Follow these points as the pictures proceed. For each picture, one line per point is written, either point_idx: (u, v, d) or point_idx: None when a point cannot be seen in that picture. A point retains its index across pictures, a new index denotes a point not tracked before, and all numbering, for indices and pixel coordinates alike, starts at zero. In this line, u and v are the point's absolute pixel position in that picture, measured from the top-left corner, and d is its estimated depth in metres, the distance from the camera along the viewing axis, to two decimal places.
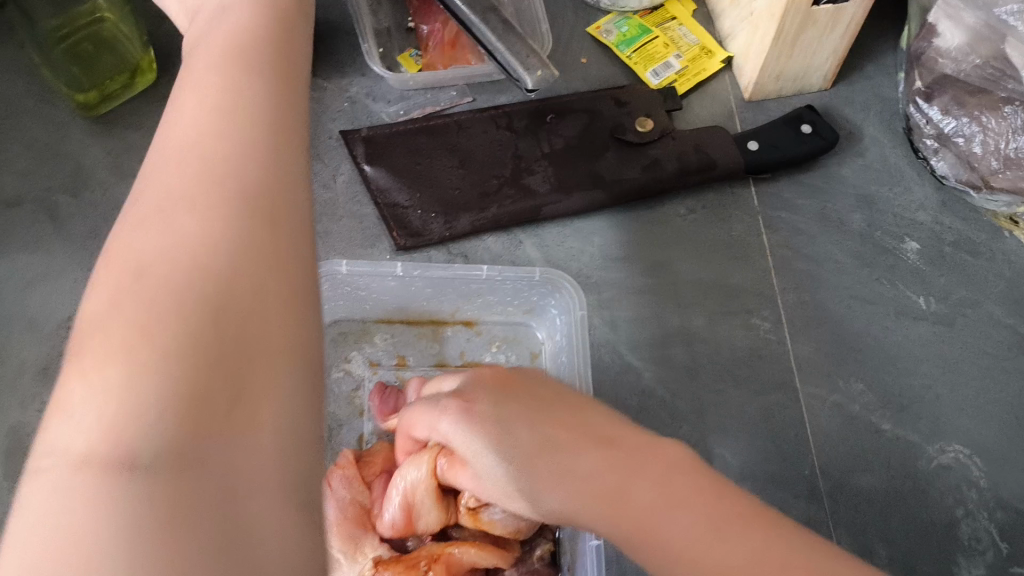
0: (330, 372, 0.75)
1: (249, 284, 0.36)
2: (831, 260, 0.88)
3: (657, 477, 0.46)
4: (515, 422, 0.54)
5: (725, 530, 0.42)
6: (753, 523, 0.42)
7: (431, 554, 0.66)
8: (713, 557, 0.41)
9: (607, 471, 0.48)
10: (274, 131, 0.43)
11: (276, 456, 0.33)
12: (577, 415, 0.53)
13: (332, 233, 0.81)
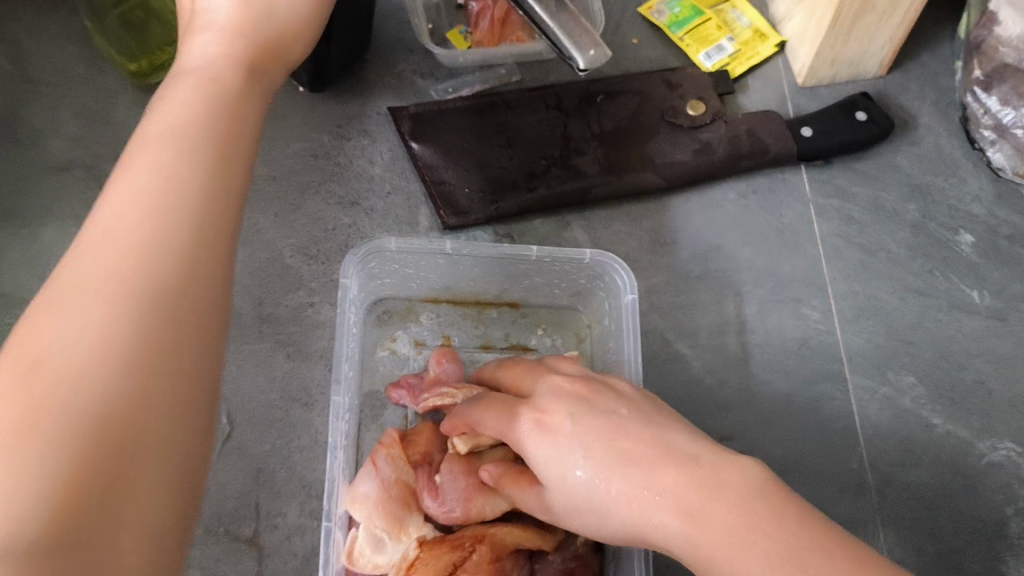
0: (373, 350, 0.75)
1: (142, 378, 0.38)
2: (882, 251, 0.87)
3: (705, 482, 0.49)
4: (597, 434, 0.54)
5: (754, 527, 0.46)
6: (786, 518, 0.46)
7: (475, 534, 0.66)
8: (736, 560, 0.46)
9: (685, 496, 0.49)
10: (202, 212, 0.43)
11: (141, 563, 0.36)
12: (653, 430, 0.54)
13: (378, 210, 0.80)
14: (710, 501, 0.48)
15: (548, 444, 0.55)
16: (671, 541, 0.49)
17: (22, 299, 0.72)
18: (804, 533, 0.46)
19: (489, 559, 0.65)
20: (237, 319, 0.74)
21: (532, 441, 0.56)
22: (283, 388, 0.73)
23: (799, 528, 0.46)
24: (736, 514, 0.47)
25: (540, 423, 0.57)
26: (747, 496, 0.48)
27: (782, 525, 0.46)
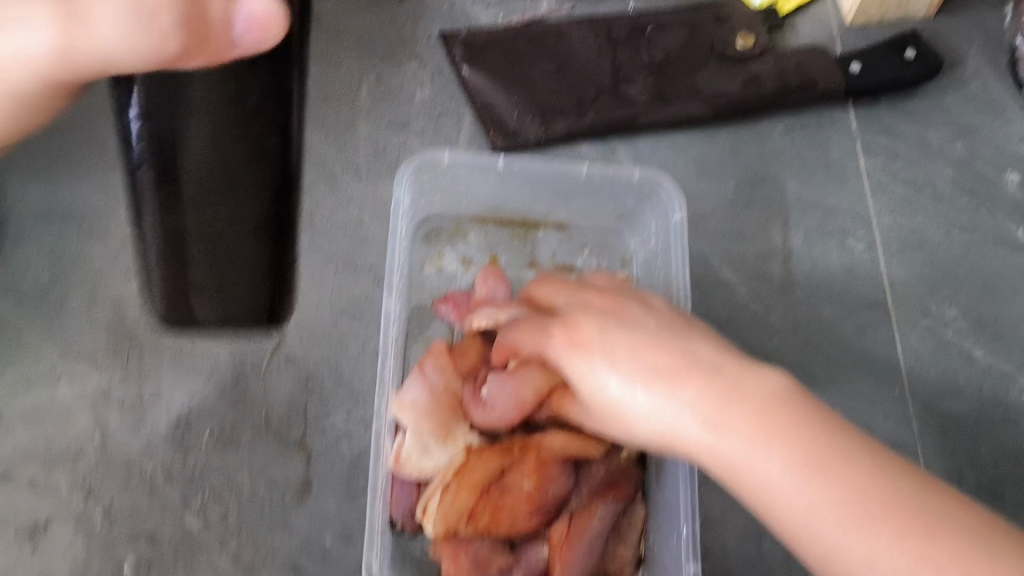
0: (421, 267, 0.76)
1: None
2: (929, 187, 0.87)
3: (729, 394, 0.52)
4: (631, 354, 0.56)
5: (774, 437, 0.49)
6: (809, 427, 0.49)
7: (522, 441, 0.67)
8: (759, 471, 0.49)
9: (709, 407, 0.52)
10: None
11: None
12: (681, 341, 0.57)
13: (428, 131, 0.81)
14: (743, 420, 0.51)
15: (594, 361, 0.57)
16: (702, 453, 0.52)
17: (82, 210, 0.74)
18: (839, 444, 0.48)
19: (535, 465, 0.66)
20: None
21: (572, 358, 0.59)
22: (333, 299, 0.74)
23: (833, 440, 0.48)
24: (776, 430, 0.50)
25: (586, 344, 0.59)
26: (779, 410, 0.51)
27: (820, 440, 0.49)
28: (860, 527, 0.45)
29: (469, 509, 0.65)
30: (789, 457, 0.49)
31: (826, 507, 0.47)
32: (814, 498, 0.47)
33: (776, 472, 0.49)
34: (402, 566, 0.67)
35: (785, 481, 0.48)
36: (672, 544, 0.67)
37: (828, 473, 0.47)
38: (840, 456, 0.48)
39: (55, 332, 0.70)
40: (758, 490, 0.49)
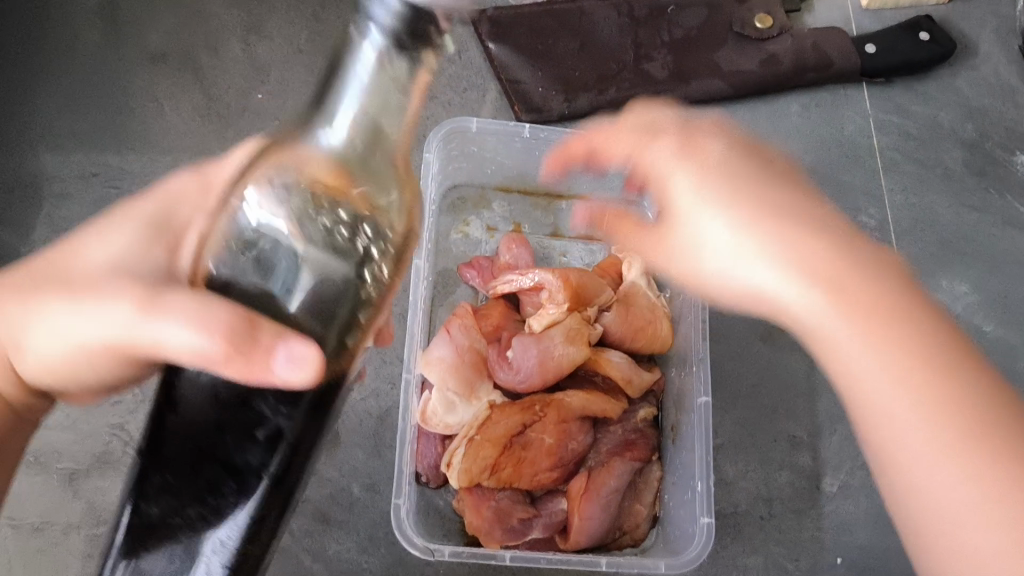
0: (448, 234, 0.79)
1: None
2: (940, 166, 0.89)
3: (847, 267, 0.46)
4: (745, 193, 0.49)
5: (880, 339, 0.45)
6: (923, 358, 0.45)
7: (544, 399, 0.70)
8: (842, 362, 0.46)
9: (816, 263, 0.47)
10: None
11: None
12: (790, 195, 0.50)
13: (456, 104, 0.84)
14: (863, 324, 0.45)
15: (673, 158, 0.51)
16: (783, 311, 0.48)
17: (125, 174, 0.77)
18: (943, 353, 0.45)
19: (556, 420, 0.70)
20: None
21: (663, 176, 0.51)
22: None
23: (932, 341, 0.45)
24: (877, 314, 0.46)
25: (667, 144, 0.51)
26: (909, 327, 0.45)
27: (923, 348, 0.45)
28: (965, 456, 0.43)
29: (492, 462, 0.68)
30: (878, 331, 0.45)
31: (937, 440, 0.44)
32: (934, 441, 0.44)
33: (886, 389, 0.45)
34: (426, 517, 0.70)
35: (895, 392, 0.45)
36: (687, 499, 0.69)
37: (926, 375, 0.44)
38: (960, 376, 0.45)
39: None
40: (840, 366, 0.47)
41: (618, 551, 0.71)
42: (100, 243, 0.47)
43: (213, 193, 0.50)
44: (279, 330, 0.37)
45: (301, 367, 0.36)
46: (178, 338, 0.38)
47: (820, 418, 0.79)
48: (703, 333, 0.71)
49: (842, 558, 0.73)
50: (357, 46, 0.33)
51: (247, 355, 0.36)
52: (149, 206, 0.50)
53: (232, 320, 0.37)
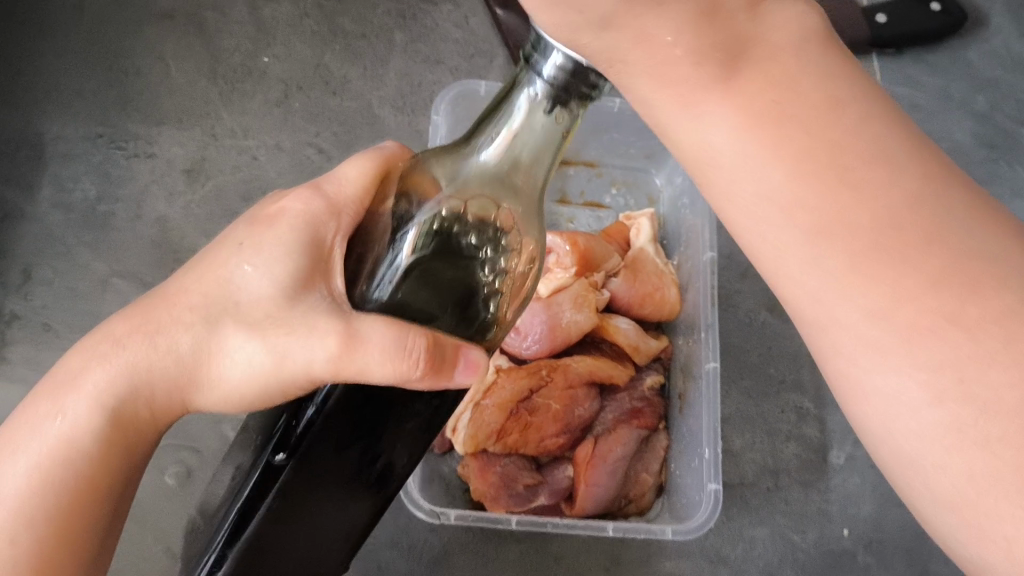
0: None
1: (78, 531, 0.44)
2: (951, 137, 0.88)
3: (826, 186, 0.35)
4: (639, 12, 0.34)
5: (862, 285, 0.35)
6: (938, 297, 0.35)
7: (550, 363, 0.70)
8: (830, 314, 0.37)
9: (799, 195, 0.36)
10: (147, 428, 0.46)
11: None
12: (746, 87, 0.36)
13: (463, 71, 0.82)
14: (793, 167, 0.36)
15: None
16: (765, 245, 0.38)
17: (129, 133, 0.77)
18: (949, 275, 0.35)
19: (563, 385, 0.69)
20: (327, 161, 0.77)
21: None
22: None
23: (927, 280, 0.35)
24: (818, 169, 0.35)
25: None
26: (861, 174, 0.35)
27: (918, 284, 0.35)
28: (912, 353, 0.35)
29: (498, 428, 0.67)
30: (832, 200, 0.35)
31: (892, 333, 0.35)
32: (885, 343, 0.36)
33: (813, 286, 0.37)
34: (430, 483, 0.69)
35: (825, 286, 0.36)
36: (694, 467, 0.69)
37: (877, 243, 0.35)
38: (942, 234, 0.35)
39: (102, 247, 0.72)
40: (762, 251, 0.38)
41: (623, 518, 0.70)
42: (257, 269, 0.44)
43: (353, 212, 0.46)
44: (455, 343, 0.41)
45: (478, 370, 0.41)
46: (371, 371, 0.39)
47: (827, 390, 0.78)
48: (711, 299, 0.71)
49: (848, 531, 0.73)
50: (520, 93, 0.39)
51: (439, 373, 0.40)
52: (287, 220, 0.46)
53: (419, 345, 0.39)
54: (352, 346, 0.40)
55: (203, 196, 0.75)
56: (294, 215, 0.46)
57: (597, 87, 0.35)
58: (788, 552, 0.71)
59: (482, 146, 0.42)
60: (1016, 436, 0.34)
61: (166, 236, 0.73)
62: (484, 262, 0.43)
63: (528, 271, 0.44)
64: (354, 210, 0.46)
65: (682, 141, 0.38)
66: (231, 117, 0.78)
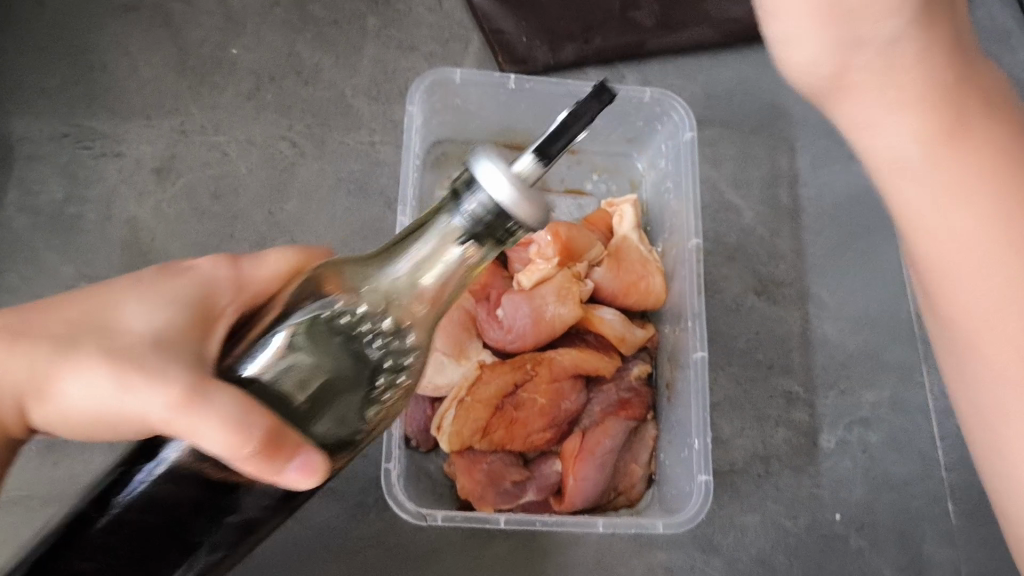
0: (432, 191, 0.76)
1: None
2: None
3: (976, 208, 0.43)
4: (854, 99, 0.43)
5: (994, 263, 0.43)
6: None
7: (535, 356, 0.69)
8: (966, 309, 0.44)
9: (945, 184, 0.44)
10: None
11: None
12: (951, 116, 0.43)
13: (438, 56, 0.81)
14: (942, 165, 0.43)
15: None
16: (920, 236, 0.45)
17: (94, 131, 0.74)
18: None
19: (548, 379, 0.68)
20: (300, 156, 0.76)
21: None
22: (347, 222, 0.74)
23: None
24: (1004, 178, 0.43)
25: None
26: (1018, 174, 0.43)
27: None
28: None
29: (484, 424, 0.66)
30: (971, 204, 0.43)
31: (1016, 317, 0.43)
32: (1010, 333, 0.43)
33: (975, 260, 0.43)
34: (417, 481, 0.67)
35: (993, 268, 0.43)
36: (684, 458, 0.68)
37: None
38: None
39: (72, 250, 0.71)
40: (920, 228, 0.45)
41: (614, 511, 0.69)
42: (141, 308, 0.43)
43: (251, 294, 0.47)
44: (302, 444, 0.39)
45: (315, 473, 0.39)
46: (209, 436, 0.37)
47: (816, 373, 0.77)
48: (697, 286, 0.69)
49: (840, 515, 0.72)
50: (438, 221, 0.37)
51: (271, 460, 0.38)
52: (190, 281, 0.46)
53: (259, 428, 0.38)
54: (201, 400, 0.38)
55: (174, 194, 0.73)
56: (197, 276, 0.46)
57: (522, 228, 0.35)
58: (780, 539, 0.71)
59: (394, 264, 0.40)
60: None
61: (138, 238, 0.72)
62: (367, 375, 0.42)
63: (395, 399, 0.44)
64: (255, 293, 0.47)
65: (878, 156, 0.45)
66: (202, 112, 0.76)
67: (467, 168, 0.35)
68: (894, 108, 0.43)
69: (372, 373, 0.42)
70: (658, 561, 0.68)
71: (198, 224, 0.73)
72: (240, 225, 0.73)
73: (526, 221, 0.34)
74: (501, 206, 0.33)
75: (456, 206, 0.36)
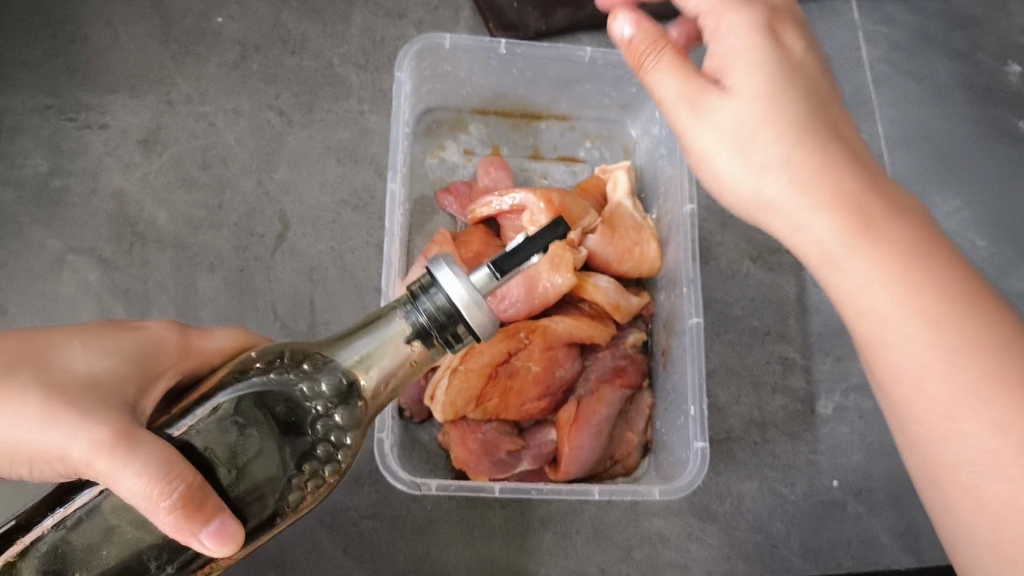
0: (424, 159, 0.76)
1: None
2: (932, 77, 0.87)
3: (900, 286, 0.47)
4: (746, 202, 0.52)
5: (927, 357, 0.47)
6: (978, 370, 0.46)
7: (528, 325, 0.67)
8: (912, 396, 0.48)
9: (879, 268, 0.48)
10: None
11: None
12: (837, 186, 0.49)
13: (427, 23, 0.80)
14: (867, 245, 0.48)
15: (745, 52, 0.51)
16: (852, 311, 0.50)
17: (77, 103, 0.73)
18: (988, 344, 0.46)
19: (542, 348, 0.67)
20: (288, 125, 0.75)
21: (729, 67, 0.51)
22: (336, 191, 0.73)
23: (973, 336, 0.46)
24: (904, 248, 0.48)
25: (743, 19, 0.52)
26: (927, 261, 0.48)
27: (972, 348, 0.46)
28: (975, 416, 0.45)
29: (477, 393, 0.65)
30: (896, 287, 0.47)
31: (954, 396, 0.46)
32: (950, 413, 0.46)
33: (915, 351, 0.47)
34: (411, 452, 0.67)
35: (929, 353, 0.47)
36: (679, 425, 0.67)
37: (921, 286, 0.47)
38: (979, 314, 0.47)
39: (58, 223, 0.70)
40: (852, 306, 0.50)
41: (610, 480, 0.69)
42: (85, 353, 0.43)
43: (195, 359, 0.47)
44: (220, 504, 0.37)
45: (229, 541, 0.37)
46: (130, 475, 0.36)
47: (813, 340, 0.76)
48: (692, 253, 0.68)
49: (838, 482, 0.72)
50: (395, 317, 0.39)
51: (190, 515, 0.36)
52: (138, 338, 0.46)
53: (184, 479, 0.36)
54: (128, 439, 0.38)
55: (160, 166, 0.72)
56: (146, 336, 0.46)
57: (467, 335, 0.38)
58: (777, 506, 0.70)
59: (346, 348, 0.41)
60: None
61: (125, 210, 0.71)
62: (296, 457, 0.40)
63: (311, 495, 0.41)
64: (201, 361, 0.47)
65: (787, 240, 0.52)
66: (187, 82, 0.75)
67: (429, 276, 0.39)
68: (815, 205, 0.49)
69: (303, 454, 0.40)
70: (655, 529, 0.68)
71: (186, 196, 0.72)
72: (228, 195, 0.72)
73: (472, 324, 0.37)
74: (458, 307, 0.37)
75: (413, 306, 0.39)
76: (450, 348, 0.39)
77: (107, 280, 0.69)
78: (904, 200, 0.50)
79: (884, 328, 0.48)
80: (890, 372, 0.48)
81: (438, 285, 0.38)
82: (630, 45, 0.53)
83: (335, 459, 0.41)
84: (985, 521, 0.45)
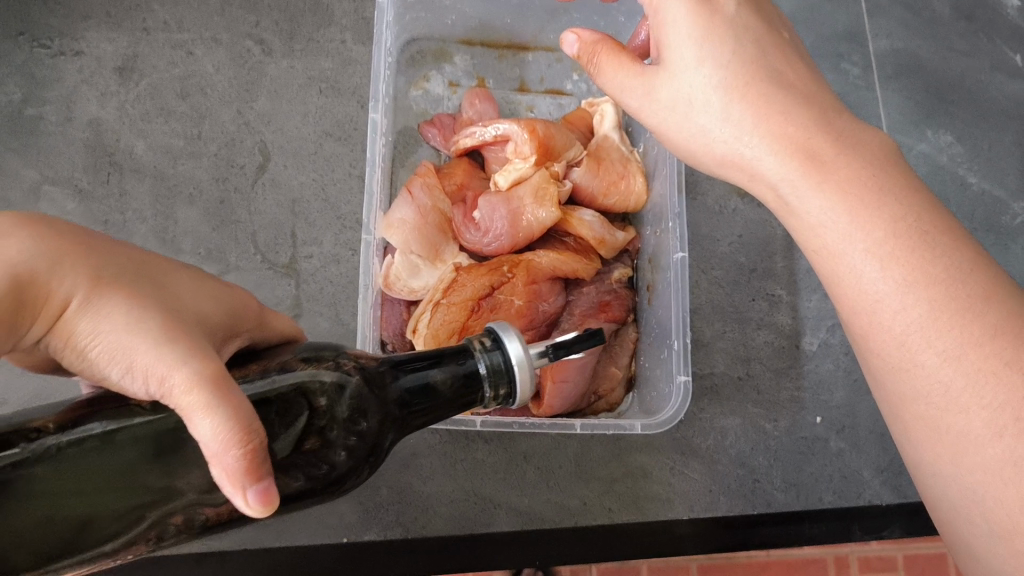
0: (408, 90, 0.74)
1: None
2: (927, 8, 0.85)
3: (850, 223, 0.47)
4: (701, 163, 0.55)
5: (879, 293, 0.46)
6: (931, 295, 0.45)
7: (512, 259, 0.66)
8: (873, 329, 0.47)
9: (834, 204, 0.48)
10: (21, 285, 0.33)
11: None
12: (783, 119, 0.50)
13: None
14: (819, 182, 0.48)
15: (682, 24, 0.50)
16: (813, 245, 0.50)
17: (53, 28, 0.71)
18: (941, 274, 0.45)
19: (525, 283, 0.65)
20: (268, 54, 0.73)
21: (668, 39, 0.51)
22: (317, 122, 0.72)
23: (930, 266, 0.45)
24: (853, 183, 0.48)
25: None
26: (876, 195, 0.47)
27: (934, 281, 0.45)
28: (934, 345, 0.44)
29: (460, 326, 0.63)
30: (854, 221, 0.47)
31: (918, 328, 0.45)
32: (909, 345, 0.45)
33: (873, 286, 0.46)
34: None
35: (885, 288, 0.46)
36: (663, 359, 0.67)
37: (869, 219, 0.47)
38: (933, 241, 0.46)
39: (34, 152, 0.69)
40: (817, 243, 0.49)
41: (593, 414, 0.69)
42: (186, 289, 0.39)
43: (264, 332, 0.43)
44: (270, 470, 0.32)
45: (269, 507, 0.32)
46: (212, 416, 0.31)
47: (800, 276, 0.76)
48: (677, 186, 0.67)
49: (821, 418, 0.72)
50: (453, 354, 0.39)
51: (250, 470, 0.31)
52: (226, 294, 0.42)
53: (259, 434, 0.32)
54: (223, 384, 0.32)
55: (137, 95, 0.71)
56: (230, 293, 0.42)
57: (504, 398, 0.39)
58: (760, 441, 0.70)
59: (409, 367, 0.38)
60: (991, 406, 0.42)
61: (102, 140, 0.69)
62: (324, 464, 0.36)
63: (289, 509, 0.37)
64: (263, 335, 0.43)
65: (753, 189, 0.53)
66: (164, 8, 0.73)
67: (493, 337, 0.39)
68: (768, 141, 0.50)
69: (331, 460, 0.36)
70: (637, 464, 0.68)
71: (164, 126, 0.71)
72: (207, 126, 0.71)
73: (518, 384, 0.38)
74: (513, 367, 0.38)
75: (474, 355, 0.39)
76: (486, 403, 0.39)
77: (85, 212, 0.68)
78: (861, 137, 0.50)
79: (840, 264, 0.48)
80: (850, 309, 0.48)
81: (500, 347, 0.39)
82: (577, 57, 0.55)
83: (362, 464, 0.37)
84: (946, 448, 0.45)
